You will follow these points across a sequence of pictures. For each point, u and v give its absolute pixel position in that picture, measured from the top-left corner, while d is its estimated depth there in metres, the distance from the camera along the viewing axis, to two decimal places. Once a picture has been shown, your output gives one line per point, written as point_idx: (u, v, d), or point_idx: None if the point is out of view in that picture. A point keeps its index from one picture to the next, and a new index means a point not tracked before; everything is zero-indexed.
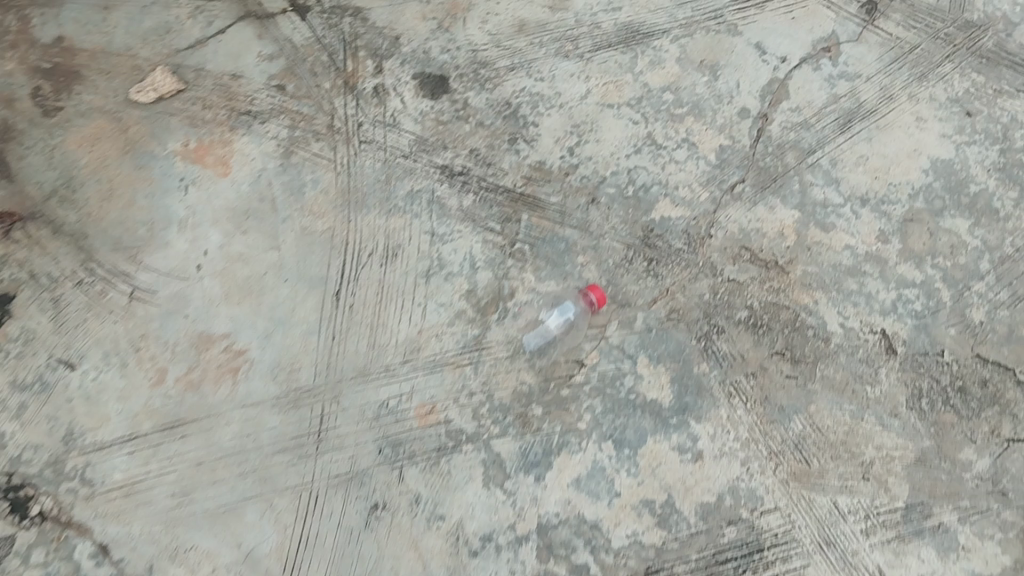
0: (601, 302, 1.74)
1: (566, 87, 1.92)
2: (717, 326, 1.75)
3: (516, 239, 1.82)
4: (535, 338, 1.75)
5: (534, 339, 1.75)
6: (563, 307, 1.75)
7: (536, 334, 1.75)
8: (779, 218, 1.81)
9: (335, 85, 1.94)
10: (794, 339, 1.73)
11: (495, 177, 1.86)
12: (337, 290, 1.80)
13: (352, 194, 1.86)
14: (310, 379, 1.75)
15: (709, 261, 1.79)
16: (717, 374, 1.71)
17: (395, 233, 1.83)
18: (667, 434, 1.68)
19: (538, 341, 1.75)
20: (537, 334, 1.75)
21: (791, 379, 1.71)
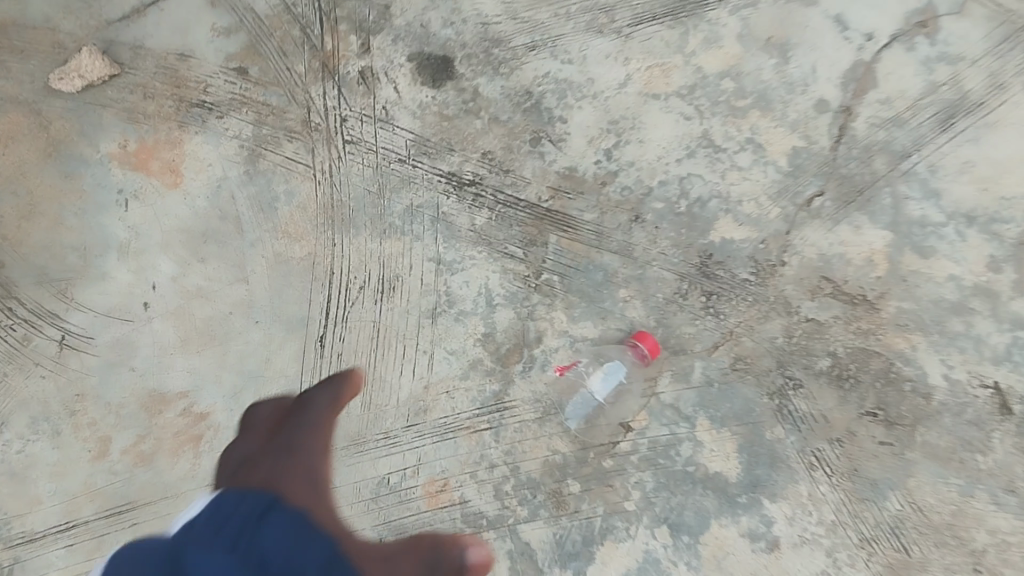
0: (654, 352, 1.39)
1: (601, 72, 1.51)
2: (795, 380, 1.42)
3: (543, 268, 1.46)
4: (574, 412, 1.41)
5: (573, 413, 1.41)
6: (610, 370, 1.40)
7: (575, 406, 1.41)
8: (867, 241, 1.46)
9: (309, 68, 1.51)
10: (887, 395, 1.42)
11: (515, 188, 1.48)
12: (322, 335, 1.43)
13: (334, 210, 1.47)
14: None
15: (782, 296, 1.45)
16: (794, 441, 1.40)
17: (392, 262, 1.46)
18: (735, 517, 1.38)
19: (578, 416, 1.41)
20: (575, 406, 1.41)
21: (885, 447, 1.40)
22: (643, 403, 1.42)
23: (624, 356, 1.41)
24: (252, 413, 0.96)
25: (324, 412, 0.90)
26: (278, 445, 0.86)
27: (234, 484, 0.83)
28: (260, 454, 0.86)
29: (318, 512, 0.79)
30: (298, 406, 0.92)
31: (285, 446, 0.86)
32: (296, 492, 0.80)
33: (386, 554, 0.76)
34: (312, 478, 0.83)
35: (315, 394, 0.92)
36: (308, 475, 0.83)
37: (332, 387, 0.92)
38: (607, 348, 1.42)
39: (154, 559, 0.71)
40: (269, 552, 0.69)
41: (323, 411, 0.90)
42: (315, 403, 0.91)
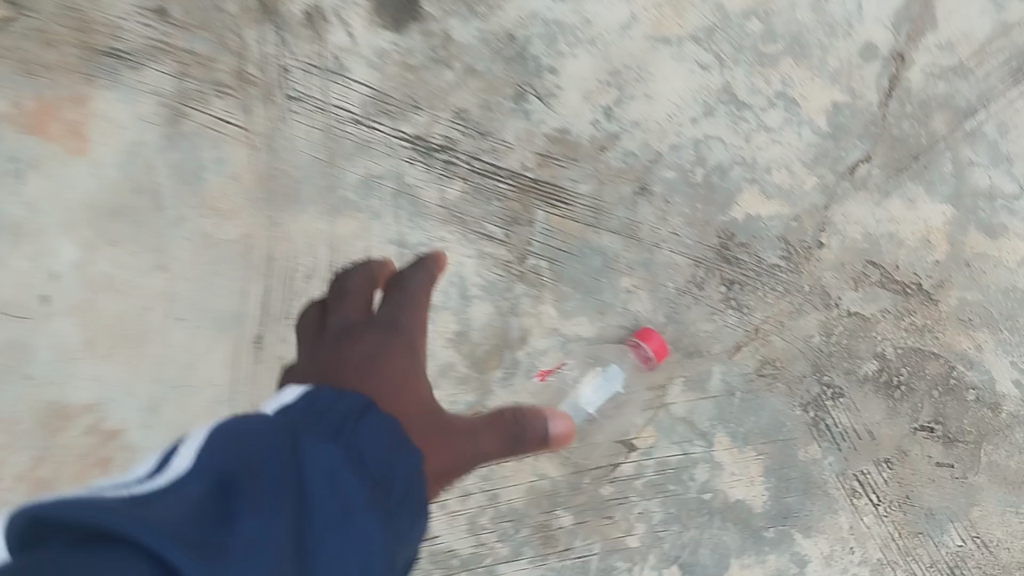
0: (661, 355, 1.14)
1: (598, 11, 1.21)
2: (834, 388, 1.17)
3: (529, 251, 1.20)
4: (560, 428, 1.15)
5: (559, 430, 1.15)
6: (606, 374, 1.17)
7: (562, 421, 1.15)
8: (923, 217, 1.20)
9: (243, 7, 1.20)
10: (946, 405, 1.17)
11: (495, 155, 1.21)
12: (259, 336, 1.18)
13: (274, 181, 1.20)
14: None
15: (819, 285, 1.19)
16: (834, 462, 1.15)
17: (343, 245, 1.20)
18: (761, 555, 1.14)
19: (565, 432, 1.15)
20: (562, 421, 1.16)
21: (943, 469, 1.16)
22: (650, 417, 1.17)
23: (625, 359, 1.16)
24: (347, 278, 0.92)
25: (416, 299, 0.88)
26: (377, 330, 0.84)
27: (338, 355, 0.82)
28: (355, 334, 0.84)
29: (411, 395, 0.81)
30: (394, 285, 0.89)
31: (386, 326, 0.85)
32: (403, 367, 0.82)
33: (471, 428, 0.86)
34: (413, 356, 0.84)
35: (414, 277, 0.89)
36: (406, 346, 0.84)
37: (425, 267, 0.90)
38: (602, 351, 1.18)
39: (250, 428, 0.59)
40: (373, 456, 0.64)
41: (418, 295, 0.88)
42: (410, 295, 0.88)
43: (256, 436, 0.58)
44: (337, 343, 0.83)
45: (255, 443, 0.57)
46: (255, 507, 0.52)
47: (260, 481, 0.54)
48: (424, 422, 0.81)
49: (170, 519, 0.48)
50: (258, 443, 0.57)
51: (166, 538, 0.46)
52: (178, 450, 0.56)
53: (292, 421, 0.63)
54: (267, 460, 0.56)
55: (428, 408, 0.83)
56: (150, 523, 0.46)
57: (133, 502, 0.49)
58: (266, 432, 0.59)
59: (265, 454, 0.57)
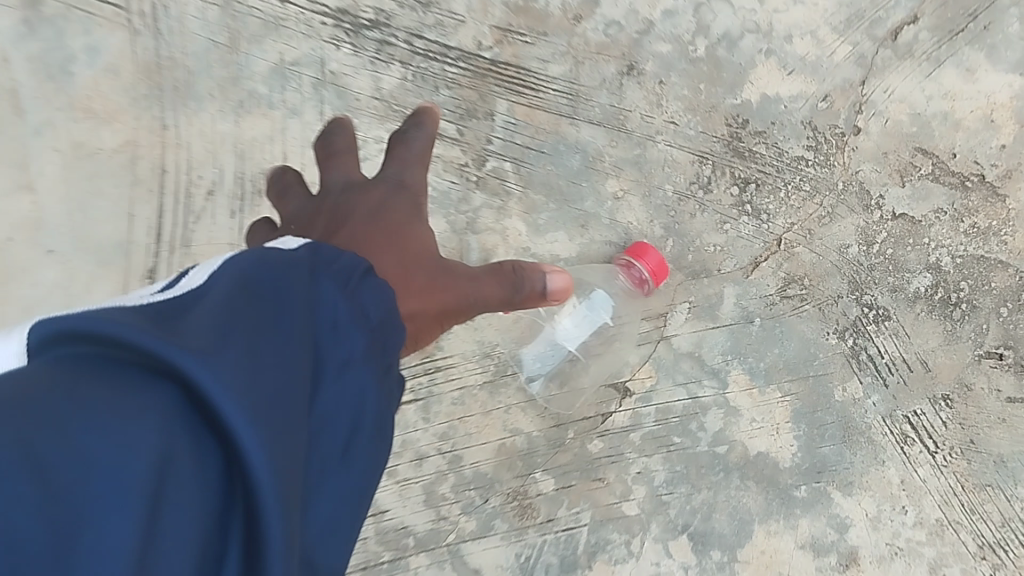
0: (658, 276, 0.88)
1: None
2: (877, 309, 0.93)
3: (488, 152, 0.96)
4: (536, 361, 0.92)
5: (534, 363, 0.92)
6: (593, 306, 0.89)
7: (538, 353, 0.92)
8: (984, 91, 0.95)
9: None
10: (1018, 326, 0.93)
11: (442, 32, 0.96)
12: (153, 269, 0.93)
13: (161, 74, 0.95)
14: None
15: (855, 181, 0.95)
16: (878, 402, 0.92)
17: (253, 152, 0.94)
18: (791, 520, 0.91)
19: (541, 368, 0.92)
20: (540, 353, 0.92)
21: (1016, 406, 0.92)
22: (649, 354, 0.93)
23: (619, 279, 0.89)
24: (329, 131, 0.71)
25: (419, 158, 0.69)
26: (380, 191, 0.67)
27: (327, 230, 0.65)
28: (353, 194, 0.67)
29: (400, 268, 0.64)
30: (395, 144, 0.69)
31: (391, 186, 0.67)
32: (395, 236, 0.65)
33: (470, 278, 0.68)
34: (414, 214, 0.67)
35: (415, 139, 0.69)
36: (409, 214, 0.67)
37: (427, 123, 0.69)
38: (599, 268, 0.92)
39: (273, 255, 0.46)
40: (381, 315, 0.49)
41: (417, 155, 0.69)
42: (414, 160, 0.68)
43: (274, 260, 0.45)
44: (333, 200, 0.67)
45: (274, 266, 0.44)
46: (272, 335, 0.40)
47: (274, 308, 0.42)
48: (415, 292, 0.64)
49: (188, 335, 0.36)
50: (271, 265, 0.44)
51: (186, 357, 0.34)
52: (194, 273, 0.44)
53: (315, 257, 0.49)
54: (280, 285, 0.43)
55: (422, 274, 0.65)
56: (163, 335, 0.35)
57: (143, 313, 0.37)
58: (282, 257, 0.46)
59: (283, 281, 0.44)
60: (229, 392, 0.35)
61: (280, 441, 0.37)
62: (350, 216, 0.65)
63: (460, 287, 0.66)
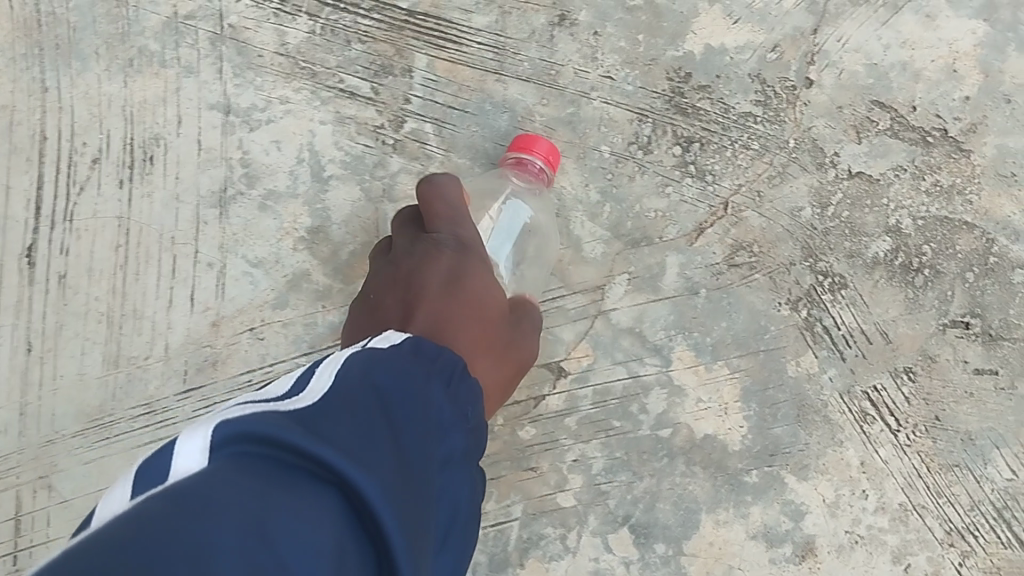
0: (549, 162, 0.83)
1: None
2: (833, 277, 0.85)
3: (405, 112, 0.86)
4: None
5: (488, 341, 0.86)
6: (504, 220, 0.84)
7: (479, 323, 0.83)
8: (946, 38, 0.89)
9: None
10: (985, 292, 0.85)
11: None
12: (30, 246, 0.84)
13: (42, 32, 0.87)
14: None
15: (808, 137, 0.87)
16: (835, 379, 0.84)
17: (143, 115, 0.86)
18: (741, 508, 0.82)
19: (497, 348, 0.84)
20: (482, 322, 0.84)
21: (984, 378, 0.84)
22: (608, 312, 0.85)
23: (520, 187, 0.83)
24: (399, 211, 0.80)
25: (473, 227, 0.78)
26: (448, 256, 0.71)
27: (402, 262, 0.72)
28: (418, 266, 0.70)
29: (483, 332, 0.70)
30: (432, 202, 0.74)
31: (454, 248, 0.71)
32: (473, 309, 0.69)
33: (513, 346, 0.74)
34: (481, 289, 0.71)
35: (445, 186, 0.74)
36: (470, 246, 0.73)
37: (455, 180, 0.75)
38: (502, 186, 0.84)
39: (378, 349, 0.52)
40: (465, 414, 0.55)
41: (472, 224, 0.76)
42: (456, 211, 0.74)
43: (382, 356, 0.51)
44: (405, 275, 0.71)
45: (381, 369, 0.50)
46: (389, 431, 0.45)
47: (386, 407, 0.47)
48: (488, 352, 0.71)
49: (335, 437, 0.41)
50: (380, 366, 0.50)
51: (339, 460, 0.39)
52: (322, 372, 0.48)
53: (412, 353, 0.55)
54: (395, 383, 0.49)
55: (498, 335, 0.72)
56: (320, 436, 0.40)
57: (291, 412, 0.42)
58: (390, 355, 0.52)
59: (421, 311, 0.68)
60: (381, 484, 0.40)
61: (414, 525, 0.42)
62: (424, 292, 0.69)
63: (519, 340, 0.75)
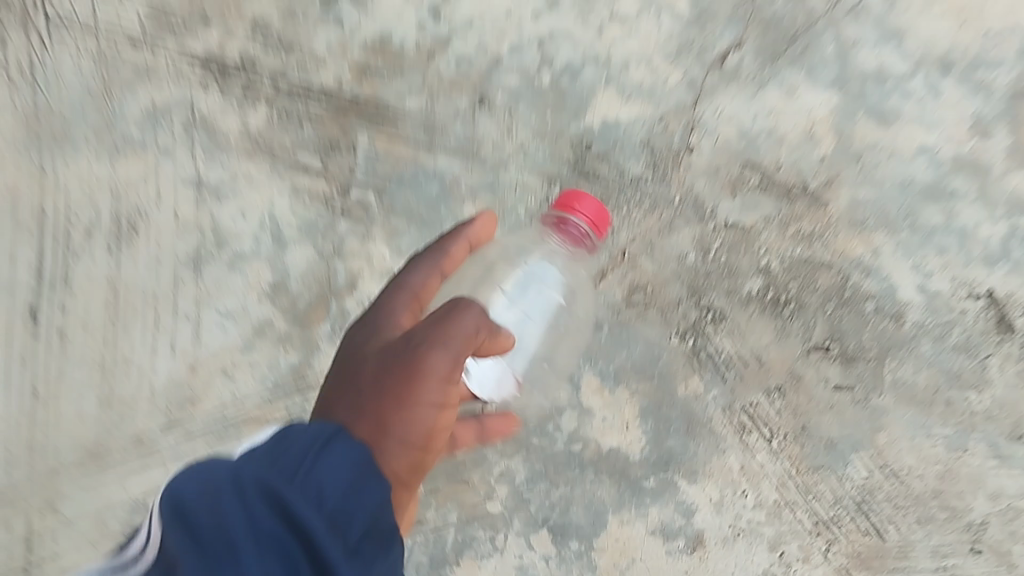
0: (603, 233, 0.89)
1: None
2: (715, 311, 1.01)
3: (351, 182, 1.02)
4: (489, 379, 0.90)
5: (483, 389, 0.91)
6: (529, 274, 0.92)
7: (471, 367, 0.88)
8: (805, 108, 1.05)
9: None
10: (843, 321, 1.02)
11: (305, 71, 1.03)
12: (34, 304, 0.99)
13: (40, 122, 1.02)
14: None
15: (691, 194, 1.04)
16: (717, 397, 1.00)
17: (128, 191, 1.02)
18: (641, 509, 0.98)
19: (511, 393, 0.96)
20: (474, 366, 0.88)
21: (843, 393, 1.00)
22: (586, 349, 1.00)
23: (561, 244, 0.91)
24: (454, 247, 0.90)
25: (466, 240, 0.86)
26: (359, 326, 0.80)
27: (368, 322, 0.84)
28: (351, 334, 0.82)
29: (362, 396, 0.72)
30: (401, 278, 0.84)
31: (373, 315, 0.80)
32: (358, 376, 0.74)
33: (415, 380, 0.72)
34: (369, 361, 0.75)
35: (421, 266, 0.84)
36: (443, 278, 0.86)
37: (437, 256, 0.84)
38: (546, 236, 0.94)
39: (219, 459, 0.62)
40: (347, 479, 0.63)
41: (458, 240, 0.86)
42: (406, 283, 0.82)
43: (223, 463, 0.61)
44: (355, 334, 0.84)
45: (217, 477, 0.59)
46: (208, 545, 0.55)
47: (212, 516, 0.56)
48: (381, 409, 0.72)
49: None
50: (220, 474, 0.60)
51: None
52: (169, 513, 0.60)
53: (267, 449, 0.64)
54: (231, 483, 0.58)
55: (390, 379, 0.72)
56: None
57: None
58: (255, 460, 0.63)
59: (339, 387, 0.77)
60: None
61: None
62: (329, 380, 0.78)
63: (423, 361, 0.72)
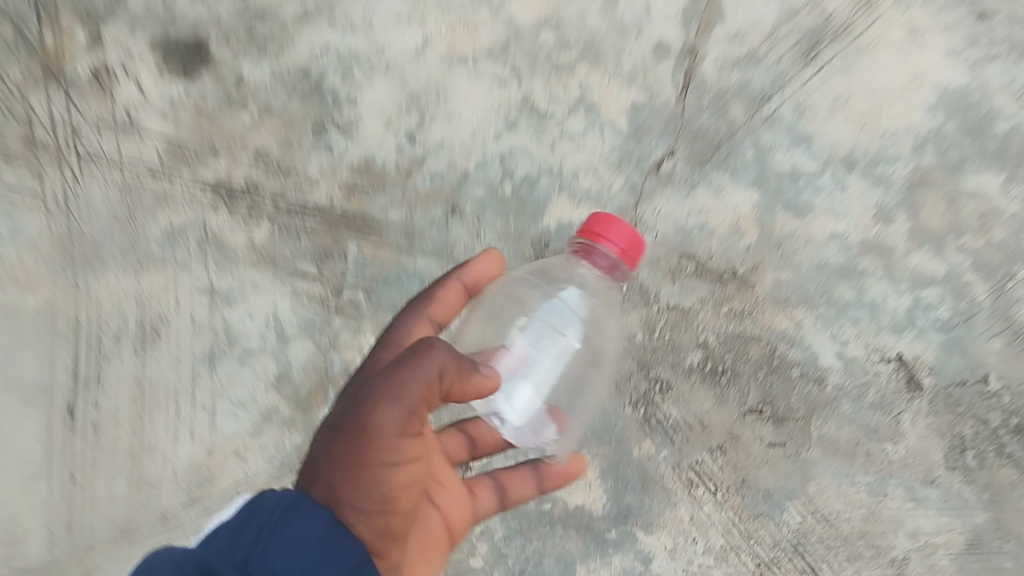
0: (634, 256, 0.95)
1: (392, 40, 1.22)
2: (662, 382, 1.17)
3: (344, 284, 1.19)
4: (512, 403, 0.98)
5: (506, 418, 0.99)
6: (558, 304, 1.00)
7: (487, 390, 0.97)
8: (730, 205, 1.21)
9: (27, 74, 1.21)
10: (773, 386, 1.18)
11: (300, 191, 1.20)
12: (71, 403, 1.15)
13: (74, 245, 1.20)
14: (42, 553, 1.13)
15: (637, 283, 1.20)
16: (667, 457, 1.15)
17: (151, 301, 1.18)
18: (605, 558, 1.14)
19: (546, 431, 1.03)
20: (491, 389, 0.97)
21: (776, 449, 1.16)
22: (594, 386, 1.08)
23: (592, 267, 0.99)
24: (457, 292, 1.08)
25: (457, 281, 1.06)
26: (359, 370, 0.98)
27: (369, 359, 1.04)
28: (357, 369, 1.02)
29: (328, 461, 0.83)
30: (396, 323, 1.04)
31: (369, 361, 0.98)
32: (325, 441, 0.84)
33: (370, 434, 0.80)
34: (335, 424, 0.84)
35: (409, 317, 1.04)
36: (440, 319, 1.06)
37: (425, 305, 1.04)
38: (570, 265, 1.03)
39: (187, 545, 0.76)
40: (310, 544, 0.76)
41: (449, 283, 1.05)
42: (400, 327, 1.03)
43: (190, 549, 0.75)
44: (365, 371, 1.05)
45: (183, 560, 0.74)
46: None
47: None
48: (345, 468, 0.81)
49: None
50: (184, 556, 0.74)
51: None
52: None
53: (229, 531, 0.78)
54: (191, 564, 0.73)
55: (346, 443, 0.81)
56: None
57: None
58: (219, 546, 0.75)
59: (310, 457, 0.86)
60: None
61: None
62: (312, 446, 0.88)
63: (375, 416, 0.80)
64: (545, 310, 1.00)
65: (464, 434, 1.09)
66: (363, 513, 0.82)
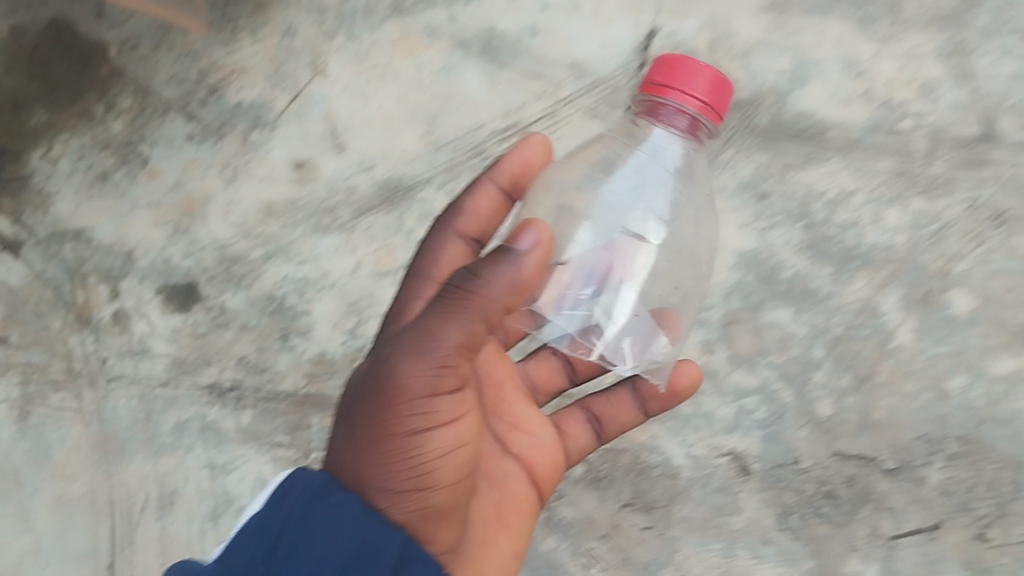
0: (713, 101, 1.04)
1: (333, 265, 1.67)
2: (558, 492, 1.58)
3: (311, 448, 1.58)
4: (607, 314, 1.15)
5: (604, 332, 1.15)
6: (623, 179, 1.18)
7: (575, 308, 1.16)
8: None
9: (65, 323, 1.66)
10: (641, 484, 1.58)
11: (273, 383, 1.62)
12: (111, 561, 1.57)
13: (107, 443, 1.61)
14: None
15: None
16: (567, 547, 1.58)
17: (167, 478, 1.60)
18: None
19: (651, 337, 1.17)
20: (579, 305, 1.16)
21: (647, 531, 1.57)
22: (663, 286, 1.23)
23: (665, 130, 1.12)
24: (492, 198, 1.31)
25: (489, 182, 1.29)
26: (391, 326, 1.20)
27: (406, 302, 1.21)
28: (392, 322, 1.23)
29: (362, 431, 1.03)
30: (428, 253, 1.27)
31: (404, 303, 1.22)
32: (355, 416, 1.04)
33: (398, 392, 1.00)
34: (359, 397, 1.04)
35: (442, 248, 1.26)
36: (473, 225, 1.29)
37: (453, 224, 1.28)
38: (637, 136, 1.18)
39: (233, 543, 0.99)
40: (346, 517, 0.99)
41: (482, 186, 1.29)
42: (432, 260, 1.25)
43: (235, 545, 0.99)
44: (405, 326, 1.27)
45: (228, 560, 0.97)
46: None
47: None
48: (379, 429, 1.02)
49: None
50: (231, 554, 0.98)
51: None
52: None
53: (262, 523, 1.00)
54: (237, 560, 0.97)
55: (378, 406, 1.01)
56: None
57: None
58: (258, 537, 0.98)
59: (336, 447, 1.07)
60: None
61: None
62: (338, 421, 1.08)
63: (402, 373, 1.00)
64: (606, 205, 1.18)
65: (558, 359, 1.43)
66: (395, 492, 1.03)
